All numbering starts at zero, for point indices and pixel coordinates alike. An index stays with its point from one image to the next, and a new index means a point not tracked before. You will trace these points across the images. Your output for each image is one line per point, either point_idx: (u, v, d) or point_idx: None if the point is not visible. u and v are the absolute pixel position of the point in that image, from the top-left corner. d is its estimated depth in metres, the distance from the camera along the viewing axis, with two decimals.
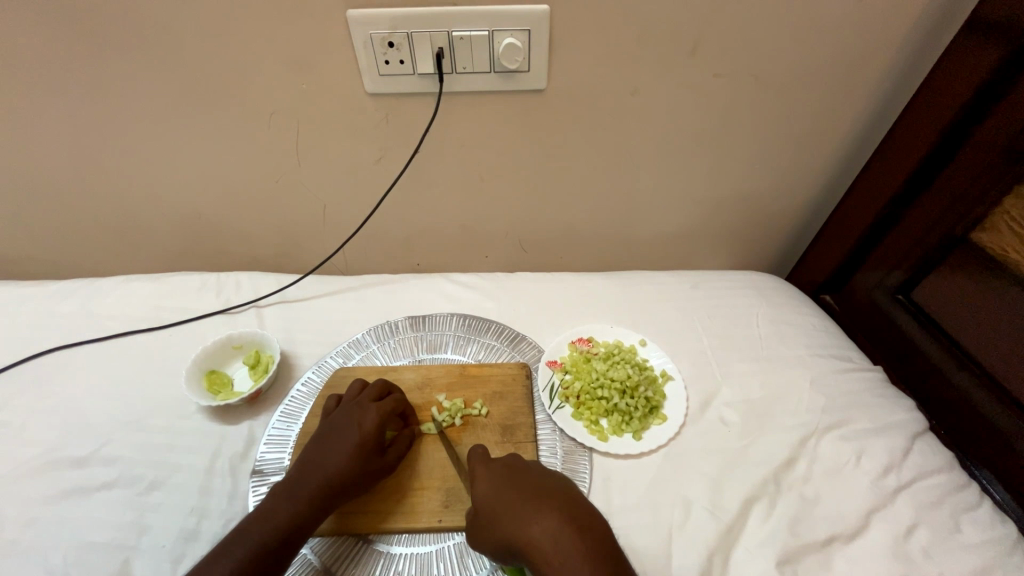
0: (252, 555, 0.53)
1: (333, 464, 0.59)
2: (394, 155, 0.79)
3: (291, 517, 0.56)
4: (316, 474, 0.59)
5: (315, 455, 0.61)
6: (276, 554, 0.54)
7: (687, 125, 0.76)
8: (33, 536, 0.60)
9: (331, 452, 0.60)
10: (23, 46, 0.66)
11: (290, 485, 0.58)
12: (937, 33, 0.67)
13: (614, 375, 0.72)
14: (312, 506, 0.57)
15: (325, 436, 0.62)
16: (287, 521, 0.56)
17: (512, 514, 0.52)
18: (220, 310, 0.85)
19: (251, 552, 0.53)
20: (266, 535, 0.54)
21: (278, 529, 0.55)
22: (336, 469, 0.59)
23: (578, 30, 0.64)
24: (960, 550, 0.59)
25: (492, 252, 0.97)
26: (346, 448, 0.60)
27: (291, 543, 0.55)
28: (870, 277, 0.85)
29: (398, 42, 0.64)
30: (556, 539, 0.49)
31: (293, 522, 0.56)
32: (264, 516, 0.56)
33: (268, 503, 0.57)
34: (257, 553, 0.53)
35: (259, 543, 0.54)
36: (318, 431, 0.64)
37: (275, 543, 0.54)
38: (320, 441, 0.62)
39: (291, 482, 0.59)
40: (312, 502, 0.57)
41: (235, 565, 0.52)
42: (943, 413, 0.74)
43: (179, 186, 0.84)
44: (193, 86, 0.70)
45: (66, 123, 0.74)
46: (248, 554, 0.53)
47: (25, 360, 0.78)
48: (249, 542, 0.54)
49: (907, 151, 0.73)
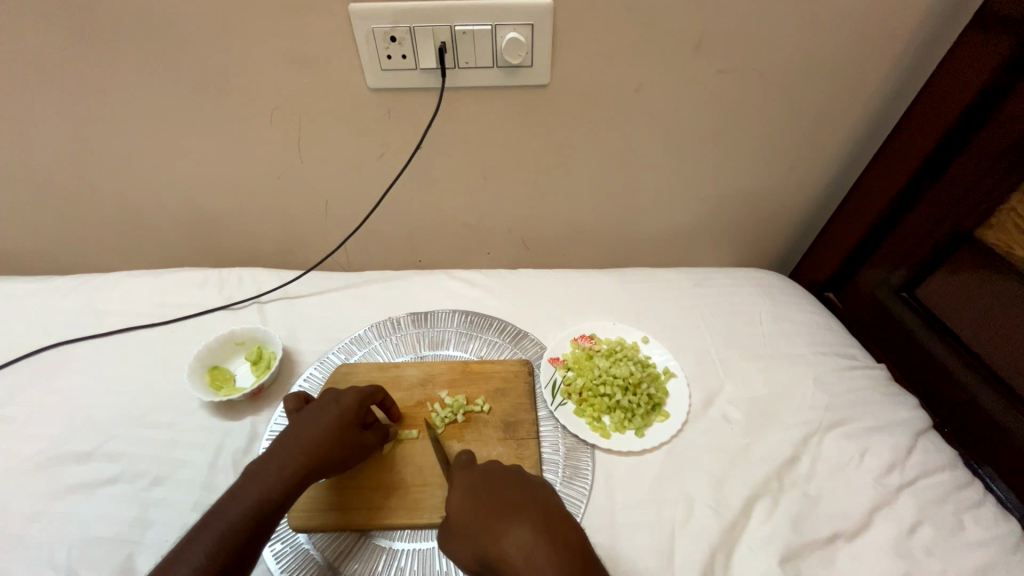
0: (223, 536, 0.49)
1: (306, 437, 0.58)
2: (397, 151, 0.78)
3: (262, 492, 0.53)
4: (294, 446, 0.57)
5: (291, 431, 0.59)
6: (253, 535, 0.51)
7: (691, 121, 0.75)
8: (36, 530, 0.60)
9: (303, 427, 0.59)
10: (22, 41, 0.65)
11: (257, 464, 0.55)
12: (945, 27, 0.66)
13: (617, 372, 0.72)
14: (287, 475, 0.54)
15: (297, 418, 0.61)
16: (257, 496, 0.52)
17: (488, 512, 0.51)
18: (223, 306, 0.85)
19: (222, 534, 0.50)
20: (239, 516, 0.51)
21: (252, 505, 0.52)
22: (313, 441, 0.58)
23: (582, 24, 0.64)
24: (964, 548, 0.59)
25: (494, 249, 0.96)
26: (321, 422, 0.59)
27: (263, 521, 0.52)
28: (874, 275, 0.84)
29: (400, 37, 0.64)
30: (528, 550, 0.46)
31: (265, 498, 0.53)
32: (233, 496, 0.53)
33: (235, 487, 0.54)
34: (229, 535, 0.50)
35: (232, 523, 0.50)
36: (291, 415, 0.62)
37: (246, 522, 0.51)
38: (295, 420, 0.60)
39: (260, 462, 0.56)
40: (285, 474, 0.55)
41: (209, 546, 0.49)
42: (947, 412, 0.74)
43: (179, 182, 0.83)
44: (195, 82, 0.70)
45: (67, 119, 0.74)
46: (220, 536, 0.49)
47: (29, 355, 0.78)
48: (219, 526, 0.50)
49: (911, 149, 0.73)
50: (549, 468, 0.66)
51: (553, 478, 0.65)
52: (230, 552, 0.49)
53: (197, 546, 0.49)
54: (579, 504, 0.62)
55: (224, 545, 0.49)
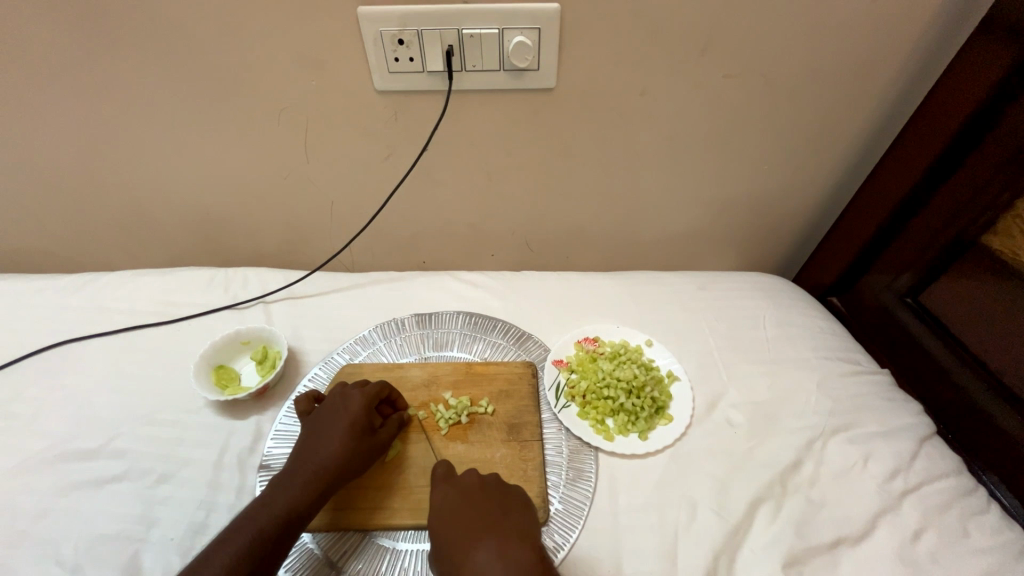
0: (253, 544, 0.52)
1: (327, 446, 0.60)
2: (403, 153, 0.79)
3: (289, 501, 0.56)
4: (313, 459, 0.59)
5: (308, 442, 0.61)
6: (279, 541, 0.54)
7: (696, 125, 0.75)
8: (42, 528, 0.60)
9: (320, 439, 0.61)
10: (32, 42, 0.66)
11: (283, 475, 0.58)
12: (951, 33, 0.66)
13: (620, 375, 0.72)
14: (309, 487, 0.57)
15: (314, 427, 0.63)
16: (285, 504, 0.55)
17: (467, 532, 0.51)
18: (228, 305, 0.86)
19: (250, 539, 0.52)
20: (265, 522, 0.54)
21: (278, 514, 0.55)
22: (330, 451, 0.60)
23: (587, 29, 0.64)
24: (968, 555, 0.59)
25: (498, 251, 0.97)
26: (337, 432, 0.61)
27: (291, 528, 0.55)
28: (879, 279, 0.84)
29: (408, 40, 0.64)
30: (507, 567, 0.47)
31: (291, 508, 0.55)
32: (261, 504, 0.55)
33: (262, 497, 0.57)
34: (258, 542, 0.53)
35: (260, 532, 0.53)
36: (306, 423, 0.64)
37: (276, 530, 0.54)
38: (309, 430, 0.63)
39: (284, 473, 0.59)
40: (309, 485, 0.57)
41: (238, 554, 0.51)
42: (952, 419, 0.74)
43: (185, 182, 0.84)
44: (203, 83, 0.70)
45: (77, 119, 0.75)
46: (249, 542, 0.52)
47: (36, 352, 0.79)
48: (246, 536, 0.53)
49: (914, 157, 0.73)
50: (552, 470, 0.66)
51: (557, 480, 0.65)
52: (260, 559, 0.52)
53: (227, 552, 0.51)
54: (582, 507, 0.63)
55: (255, 551, 0.52)
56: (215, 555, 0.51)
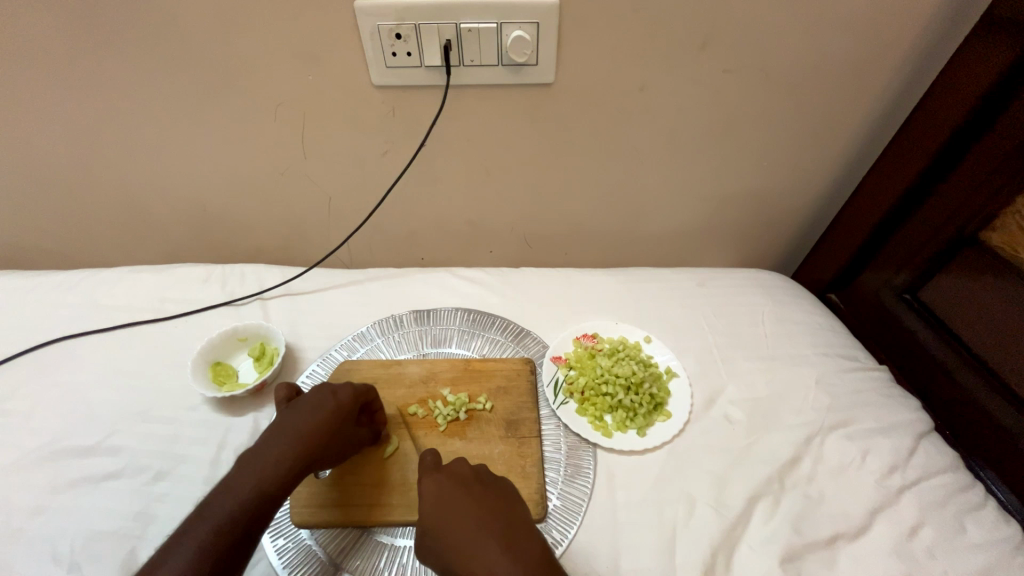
0: (215, 535, 0.50)
1: (298, 432, 0.58)
2: (401, 149, 0.78)
3: (256, 488, 0.53)
4: (284, 448, 0.57)
5: (280, 429, 0.58)
6: (243, 533, 0.51)
7: (695, 121, 0.75)
8: (39, 525, 0.60)
9: (294, 427, 0.58)
10: (25, 36, 0.65)
11: (249, 460, 0.56)
12: (952, 28, 0.65)
13: (619, 371, 0.72)
14: (278, 478, 0.55)
15: (286, 413, 0.60)
16: (251, 492, 0.53)
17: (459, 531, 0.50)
18: (226, 302, 0.85)
19: (214, 530, 0.50)
20: (230, 512, 0.51)
21: (244, 505, 0.52)
22: (304, 442, 0.57)
23: (586, 23, 0.64)
24: (964, 550, 0.59)
25: (497, 248, 0.96)
26: (315, 422, 0.59)
27: (257, 518, 0.52)
28: (878, 276, 0.84)
29: (405, 34, 0.63)
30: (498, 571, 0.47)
31: (257, 499, 0.53)
32: (227, 492, 0.53)
33: (226, 485, 0.54)
34: (220, 534, 0.50)
35: (223, 523, 0.50)
36: (280, 409, 0.62)
37: (240, 521, 0.51)
38: (284, 417, 0.60)
39: (251, 459, 0.56)
40: (277, 476, 0.55)
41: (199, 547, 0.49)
42: (950, 415, 0.74)
43: (181, 178, 0.84)
44: (199, 78, 0.70)
45: (72, 114, 0.74)
46: (212, 533, 0.50)
47: (32, 349, 0.78)
48: (210, 526, 0.50)
49: (915, 152, 0.73)
50: (550, 466, 0.66)
51: (555, 476, 0.65)
52: (220, 552, 0.49)
53: (188, 546, 0.49)
54: (580, 503, 0.63)
55: (218, 541, 0.49)
56: (176, 550, 0.48)
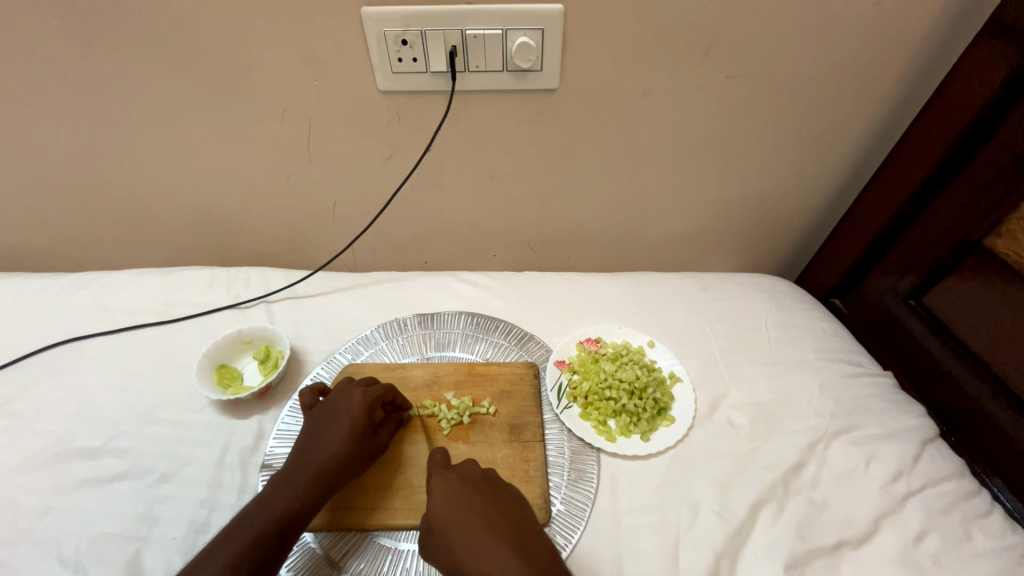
0: (252, 544, 0.53)
1: (325, 447, 0.60)
2: (405, 154, 0.79)
3: (291, 501, 0.56)
4: (312, 463, 0.59)
5: (308, 442, 0.61)
6: (279, 540, 0.54)
7: (698, 127, 0.75)
8: (44, 526, 0.60)
9: (320, 441, 0.61)
10: (36, 42, 0.66)
11: (286, 475, 0.59)
12: (955, 35, 0.66)
13: (622, 376, 0.72)
14: (310, 489, 0.58)
15: (315, 424, 0.63)
16: (287, 505, 0.56)
17: (466, 534, 0.50)
18: (231, 305, 0.86)
19: (251, 540, 0.53)
20: (268, 518, 0.55)
21: (279, 515, 0.55)
22: (329, 454, 0.60)
23: (590, 30, 0.64)
24: (970, 558, 0.58)
25: (500, 252, 0.97)
26: (337, 435, 0.61)
27: (292, 527, 0.55)
28: (882, 281, 0.84)
29: (411, 40, 0.64)
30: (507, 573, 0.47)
31: (292, 507, 0.56)
32: (263, 504, 0.56)
33: (262, 497, 0.57)
34: (255, 543, 0.53)
35: (261, 530, 0.54)
36: (307, 418, 0.65)
37: (276, 529, 0.54)
38: (310, 429, 0.63)
39: (285, 473, 0.59)
40: (308, 488, 0.58)
41: (235, 554, 0.52)
42: (956, 422, 0.73)
43: (188, 181, 0.84)
44: (206, 83, 0.71)
45: (80, 118, 0.75)
46: (249, 542, 0.53)
47: (38, 351, 0.79)
48: (248, 532, 0.54)
49: (919, 159, 0.73)
50: (554, 470, 0.66)
51: (558, 481, 0.65)
52: (259, 559, 0.53)
53: (227, 551, 0.52)
54: (583, 508, 0.62)
55: (256, 549, 0.53)
56: (210, 556, 0.52)
